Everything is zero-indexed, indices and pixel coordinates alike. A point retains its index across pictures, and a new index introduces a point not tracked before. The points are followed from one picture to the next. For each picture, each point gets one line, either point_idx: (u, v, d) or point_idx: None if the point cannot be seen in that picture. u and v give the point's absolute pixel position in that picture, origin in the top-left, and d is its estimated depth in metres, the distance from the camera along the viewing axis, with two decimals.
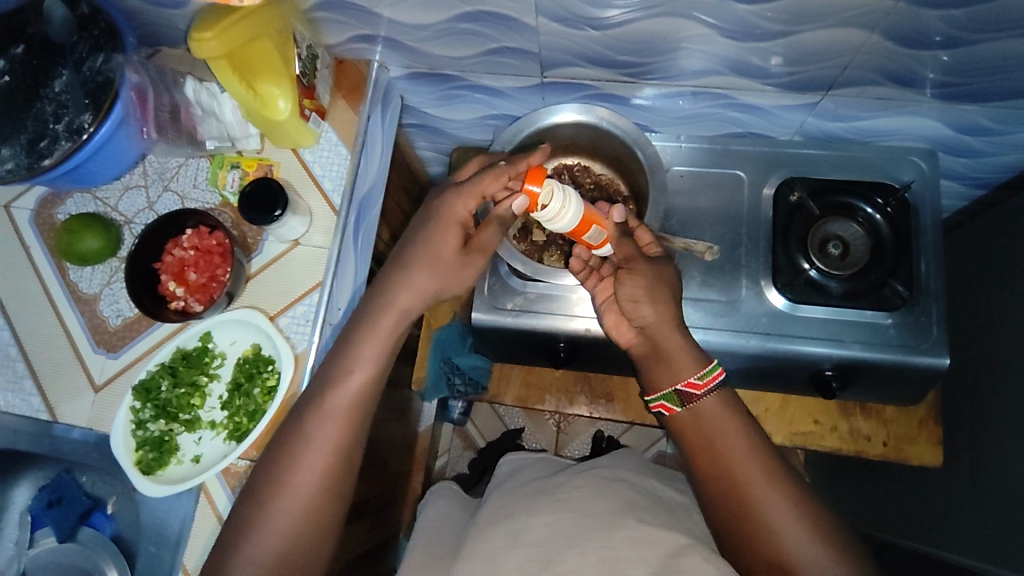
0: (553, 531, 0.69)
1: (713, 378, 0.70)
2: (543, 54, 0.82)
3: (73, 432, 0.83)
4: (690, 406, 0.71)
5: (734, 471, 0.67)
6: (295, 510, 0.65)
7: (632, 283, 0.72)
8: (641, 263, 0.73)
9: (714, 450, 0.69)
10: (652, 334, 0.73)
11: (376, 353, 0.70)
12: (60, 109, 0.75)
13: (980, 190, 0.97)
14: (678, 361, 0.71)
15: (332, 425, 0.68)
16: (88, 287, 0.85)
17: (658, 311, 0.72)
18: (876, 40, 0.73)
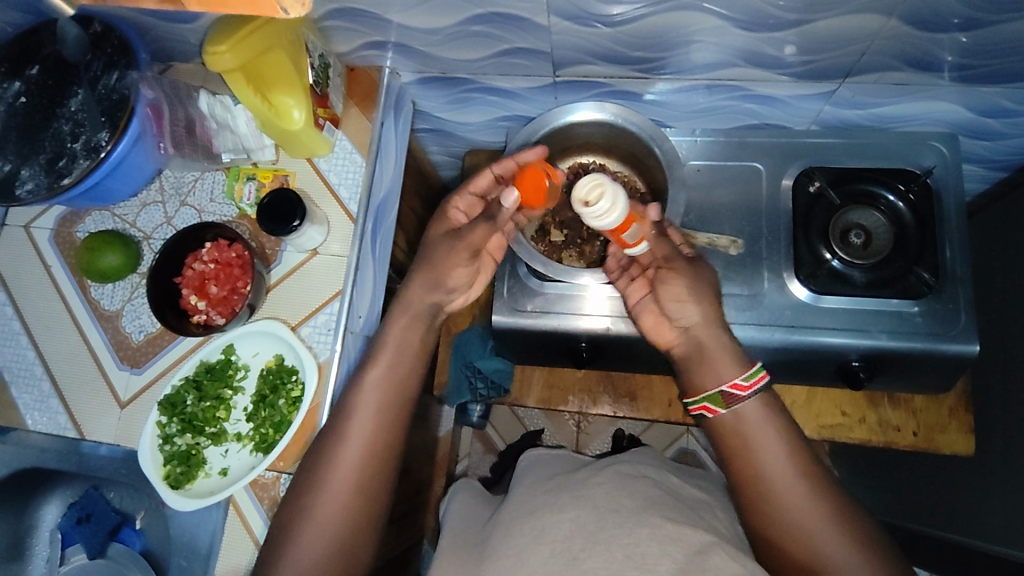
0: (578, 526, 0.68)
1: (758, 380, 0.69)
2: (555, 53, 0.82)
3: (101, 449, 0.83)
4: (734, 407, 0.68)
5: (774, 476, 0.66)
6: (332, 516, 0.65)
7: (675, 282, 0.72)
8: (681, 265, 0.73)
9: (752, 453, 0.67)
10: (696, 335, 0.72)
11: (401, 349, 0.71)
12: (78, 127, 0.75)
13: (1002, 172, 0.96)
14: (720, 360, 0.70)
15: (365, 423, 0.68)
16: (110, 305, 0.85)
17: (701, 311, 0.72)
18: (893, 25, 0.71)
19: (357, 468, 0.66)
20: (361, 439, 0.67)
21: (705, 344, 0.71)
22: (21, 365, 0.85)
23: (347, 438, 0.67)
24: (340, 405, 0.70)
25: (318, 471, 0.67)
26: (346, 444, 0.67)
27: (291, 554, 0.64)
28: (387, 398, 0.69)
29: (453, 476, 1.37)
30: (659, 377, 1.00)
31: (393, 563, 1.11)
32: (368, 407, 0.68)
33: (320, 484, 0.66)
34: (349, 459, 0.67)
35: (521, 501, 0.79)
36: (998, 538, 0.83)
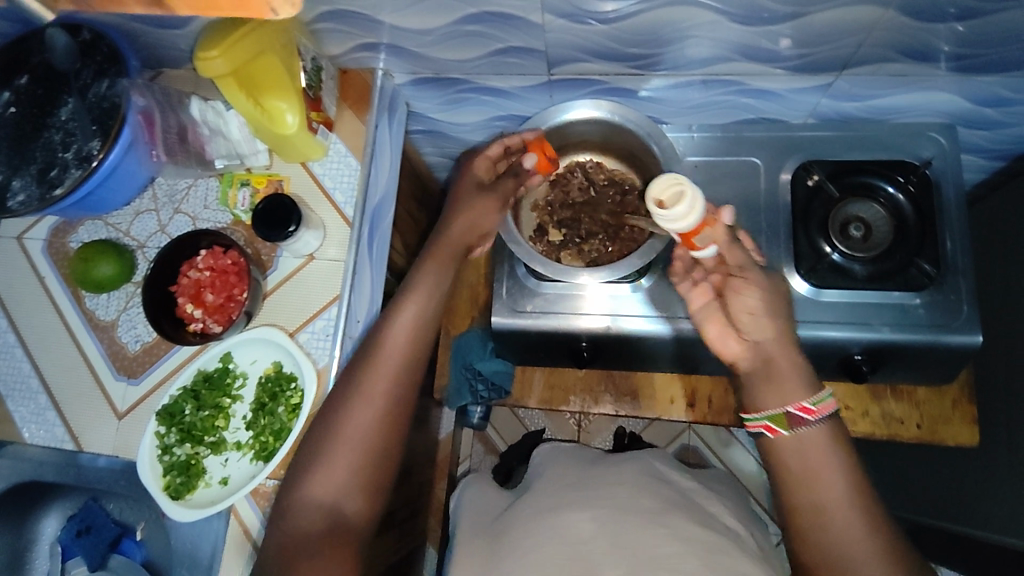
0: (600, 527, 0.69)
1: (827, 407, 0.61)
2: (549, 51, 0.81)
3: (99, 460, 0.82)
4: (797, 431, 0.61)
5: (829, 507, 0.59)
6: (361, 444, 0.64)
7: (750, 292, 0.62)
8: (757, 273, 0.64)
9: (813, 484, 0.60)
10: (767, 350, 0.62)
11: (435, 283, 0.70)
12: (69, 137, 0.74)
13: (1000, 162, 0.96)
14: (787, 381, 0.62)
15: (399, 349, 0.67)
16: (105, 315, 0.84)
17: (776, 322, 0.63)
18: (890, 16, 0.71)
19: (386, 394, 0.65)
20: (391, 365, 0.66)
21: (774, 357, 0.62)
22: (16, 378, 0.84)
23: (379, 365, 0.66)
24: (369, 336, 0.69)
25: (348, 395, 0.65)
26: (377, 368, 0.66)
27: (313, 481, 0.63)
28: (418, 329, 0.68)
29: (455, 478, 1.36)
30: (661, 375, 0.99)
31: (395, 568, 1.10)
32: (399, 334, 0.67)
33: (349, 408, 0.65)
34: (378, 383, 0.65)
35: (538, 497, 0.80)
36: (1006, 528, 0.82)
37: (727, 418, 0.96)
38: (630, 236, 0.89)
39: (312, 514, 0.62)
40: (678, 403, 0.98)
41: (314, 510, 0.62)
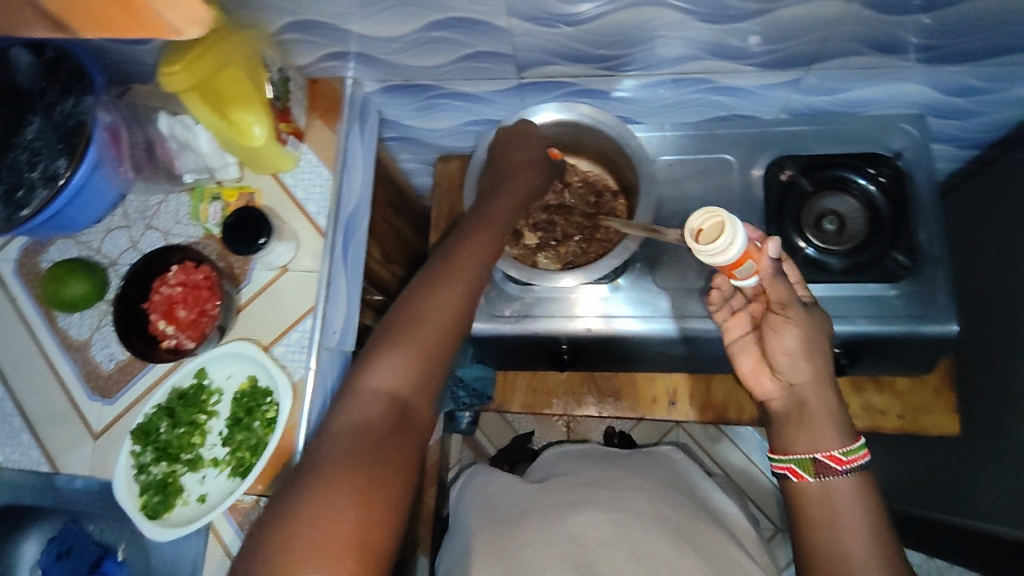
0: (621, 530, 0.73)
1: (858, 458, 0.62)
2: (518, 55, 0.81)
3: (76, 482, 0.81)
4: (825, 480, 0.62)
5: (847, 552, 0.59)
6: (430, 342, 0.61)
7: (788, 334, 0.63)
8: (800, 311, 0.63)
9: (838, 531, 0.61)
10: (801, 393, 0.64)
11: (498, 217, 0.74)
12: (34, 156, 0.73)
13: (972, 150, 0.97)
14: (819, 422, 0.64)
15: (474, 260, 0.68)
16: (78, 334, 0.83)
17: (817, 365, 0.64)
18: (855, 10, 0.71)
19: (460, 297, 0.64)
20: (466, 271, 0.66)
21: (807, 399, 0.64)
22: None
23: (456, 268, 0.66)
24: (439, 252, 0.69)
25: (425, 292, 0.64)
26: (453, 272, 0.66)
27: (378, 371, 0.60)
28: (488, 250, 0.70)
29: (446, 485, 1.36)
30: (643, 375, 0.99)
31: None
32: (474, 249, 0.69)
33: (422, 304, 0.63)
34: (456, 284, 0.65)
35: (555, 488, 0.83)
36: (992, 517, 0.82)
37: (710, 416, 0.96)
38: (606, 236, 0.89)
39: (373, 405, 0.58)
40: (661, 402, 0.98)
41: (376, 400, 0.59)
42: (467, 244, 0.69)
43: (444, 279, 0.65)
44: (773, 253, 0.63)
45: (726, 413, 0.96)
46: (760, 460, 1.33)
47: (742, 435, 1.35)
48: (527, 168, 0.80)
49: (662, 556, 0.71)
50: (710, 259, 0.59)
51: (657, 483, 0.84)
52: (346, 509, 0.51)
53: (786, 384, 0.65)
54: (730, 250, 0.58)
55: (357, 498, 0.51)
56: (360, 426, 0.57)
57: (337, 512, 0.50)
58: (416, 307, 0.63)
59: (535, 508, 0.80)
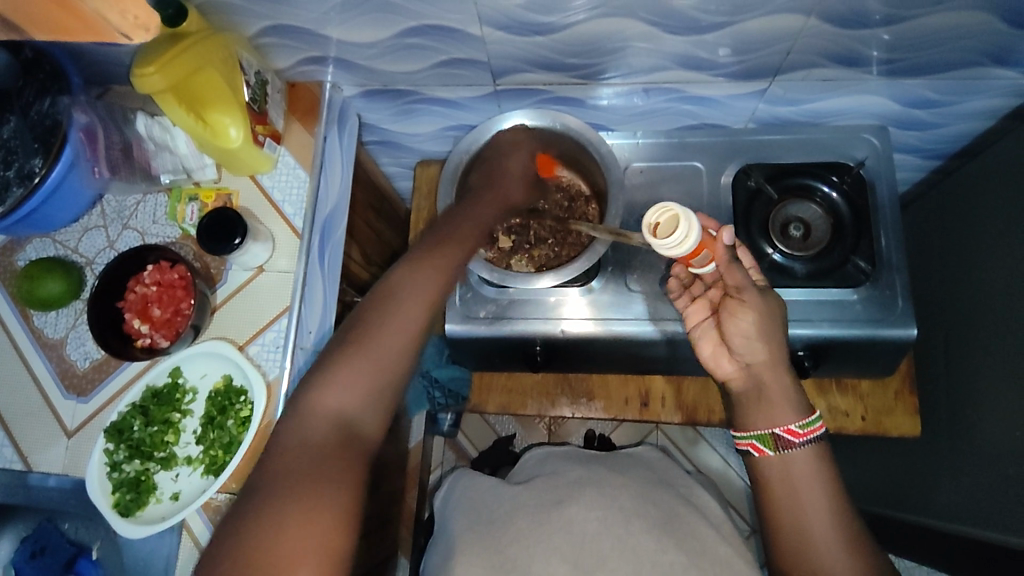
0: (604, 526, 0.75)
1: (814, 431, 0.64)
2: (493, 62, 0.83)
3: (49, 481, 0.81)
4: (784, 452, 0.64)
5: (808, 523, 0.62)
6: (386, 358, 0.60)
7: (744, 318, 0.66)
8: (754, 296, 0.66)
9: (799, 502, 0.63)
10: (759, 374, 0.67)
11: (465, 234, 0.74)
12: (9, 155, 0.75)
13: (936, 160, 1.00)
14: (778, 400, 0.66)
15: (436, 274, 0.66)
16: (54, 333, 0.84)
17: (774, 345, 0.66)
18: (813, 24, 0.74)
19: (420, 314, 0.63)
20: (428, 286, 0.65)
21: (765, 380, 0.66)
22: None
23: (418, 283, 0.64)
24: (402, 264, 0.66)
25: (384, 308, 0.62)
26: (412, 288, 0.64)
27: (330, 389, 0.58)
28: (452, 262, 0.68)
29: (426, 487, 1.37)
30: (614, 376, 1.00)
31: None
32: (439, 261, 0.67)
33: (382, 320, 0.61)
34: (414, 301, 0.63)
35: (541, 487, 0.84)
36: (952, 514, 0.85)
37: (679, 416, 0.97)
38: (577, 241, 0.90)
39: (321, 424, 0.57)
40: (632, 403, 0.99)
41: (328, 418, 0.57)
42: (431, 256, 0.67)
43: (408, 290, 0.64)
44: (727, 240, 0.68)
45: (697, 414, 0.97)
46: (736, 463, 1.35)
47: (718, 436, 1.37)
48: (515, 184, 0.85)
49: (642, 550, 0.73)
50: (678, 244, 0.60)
51: (636, 479, 0.85)
52: (298, 541, 0.50)
53: (745, 363, 0.68)
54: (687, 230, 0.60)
55: (309, 523, 0.51)
56: (311, 444, 0.55)
57: (286, 544, 0.49)
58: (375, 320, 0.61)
59: (512, 509, 0.81)
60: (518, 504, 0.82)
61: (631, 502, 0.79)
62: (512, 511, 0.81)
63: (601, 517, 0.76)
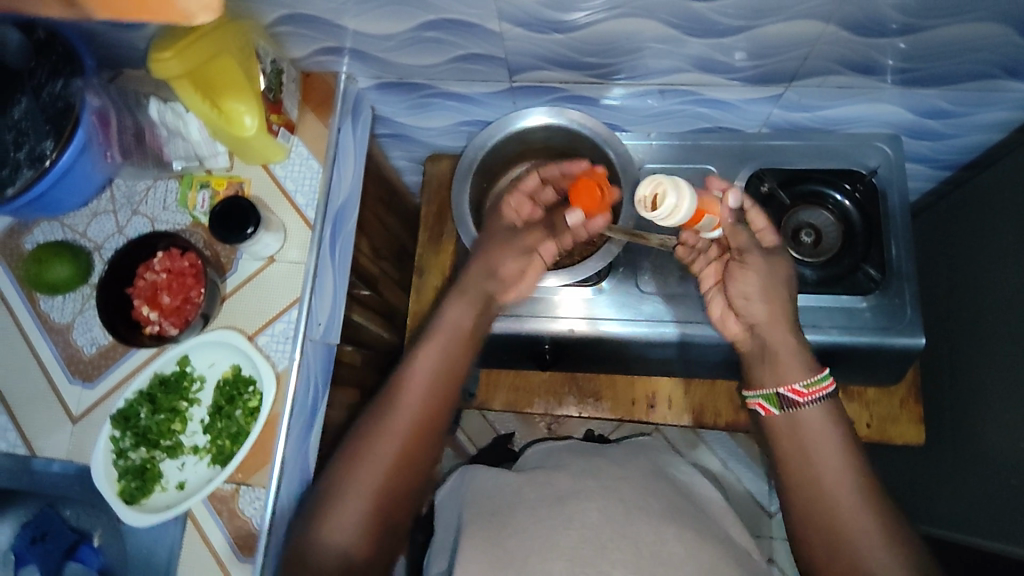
0: (606, 516, 0.73)
1: (821, 388, 0.66)
2: (510, 59, 0.82)
3: (52, 466, 0.80)
4: (791, 411, 0.67)
5: (822, 475, 0.65)
6: (375, 484, 0.65)
7: (745, 279, 0.69)
8: (759, 256, 0.69)
9: (811, 456, 0.66)
10: (761, 334, 0.69)
11: (451, 334, 0.71)
12: (20, 136, 0.74)
13: (946, 171, 1.01)
14: (787, 363, 0.67)
15: (414, 402, 0.68)
16: (60, 317, 0.83)
17: (778, 304, 0.68)
18: (833, 31, 0.74)
19: (400, 447, 0.66)
20: (406, 418, 0.67)
21: (773, 343, 0.68)
22: None
23: (394, 417, 0.67)
24: (386, 388, 0.70)
25: (365, 444, 0.66)
26: (390, 420, 0.67)
27: (331, 523, 0.64)
28: (432, 380, 0.69)
29: None
30: (622, 377, 1.00)
31: None
32: (415, 386, 0.69)
33: (363, 456, 0.66)
34: (393, 435, 0.66)
35: (544, 482, 0.81)
36: (955, 522, 0.87)
37: (686, 417, 0.97)
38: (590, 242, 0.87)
39: (327, 562, 0.62)
40: (639, 404, 0.99)
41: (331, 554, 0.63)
42: (409, 380, 0.69)
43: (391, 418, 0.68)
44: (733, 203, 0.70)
45: (703, 416, 0.97)
46: (734, 465, 1.36)
47: (720, 441, 1.37)
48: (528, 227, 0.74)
49: (642, 538, 0.71)
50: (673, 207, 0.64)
51: (637, 474, 0.84)
52: None
53: (749, 327, 0.70)
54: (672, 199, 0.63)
55: None
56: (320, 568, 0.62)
57: None
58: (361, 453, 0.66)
59: (516, 500, 0.79)
60: (521, 499, 0.79)
61: (632, 496, 0.77)
62: (514, 506, 0.78)
63: (602, 507, 0.74)
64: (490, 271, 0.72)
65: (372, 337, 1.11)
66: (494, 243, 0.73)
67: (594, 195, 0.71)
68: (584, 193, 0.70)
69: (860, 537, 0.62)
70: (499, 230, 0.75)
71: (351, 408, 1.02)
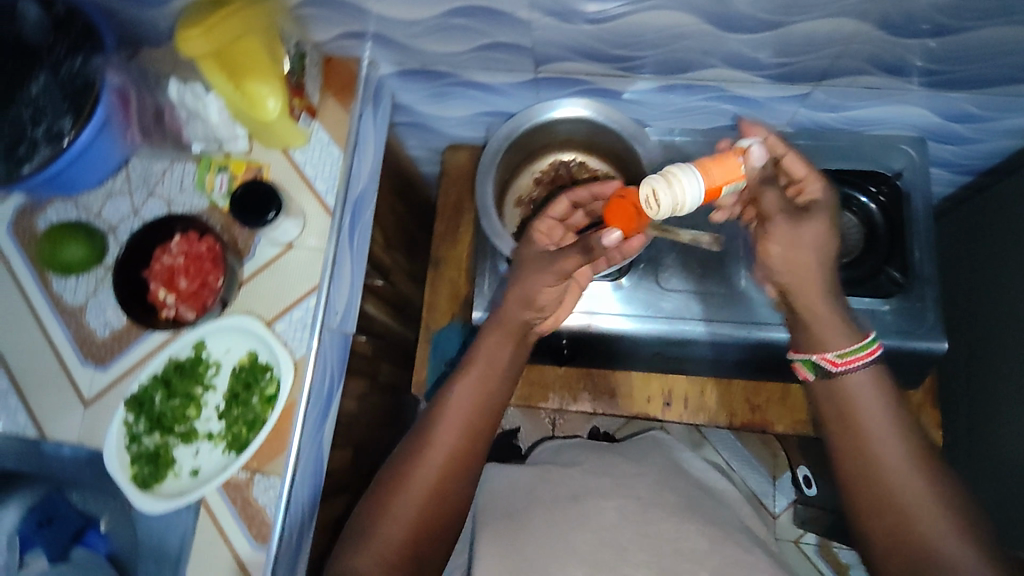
0: (623, 515, 0.71)
1: (863, 355, 0.65)
2: (536, 49, 0.81)
3: (63, 450, 0.79)
4: (832, 379, 0.66)
5: (868, 439, 0.64)
6: (408, 518, 0.64)
7: (772, 247, 0.65)
8: (784, 220, 0.64)
9: (854, 422, 0.65)
10: (796, 300, 0.67)
11: (489, 367, 0.70)
12: (38, 113, 0.72)
13: (967, 176, 1.00)
14: (826, 332, 0.66)
15: (449, 438, 0.67)
16: (73, 299, 0.82)
17: (805, 269, 0.64)
18: (867, 30, 0.73)
19: (433, 485, 0.65)
20: (440, 455, 0.66)
21: (808, 310, 0.66)
22: None
23: (428, 452, 0.66)
24: (421, 422, 0.69)
25: (398, 481, 0.65)
26: (424, 456, 0.66)
27: (361, 557, 0.62)
28: (468, 415, 0.68)
29: None
30: (638, 374, 1.00)
31: None
32: (451, 421, 0.67)
33: (398, 492, 0.64)
34: (426, 472, 0.65)
35: (558, 480, 0.80)
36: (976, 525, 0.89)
37: (702, 416, 0.98)
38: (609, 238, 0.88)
39: None
40: (655, 402, 0.99)
41: None
42: (444, 415, 0.68)
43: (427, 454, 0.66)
44: (757, 161, 0.62)
45: (718, 416, 0.97)
46: (739, 466, 1.35)
47: (725, 441, 1.35)
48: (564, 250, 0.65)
49: (663, 534, 0.69)
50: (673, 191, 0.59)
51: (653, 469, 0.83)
52: None
53: (780, 288, 0.67)
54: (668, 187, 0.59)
55: None
56: None
57: None
58: (394, 486, 0.65)
59: (530, 502, 0.77)
60: (536, 498, 0.77)
61: (648, 492, 0.76)
62: (529, 506, 0.76)
63: (619, 506, 0.73)
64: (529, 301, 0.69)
65: (385, 328, 1.09)
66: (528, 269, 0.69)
67: (630, 210, 0.62)
68: (619, 212, 0.63)
69: (912, 507, 0.61)
70: (533, 255, 0.69)
71: (362, 399, 1.00)
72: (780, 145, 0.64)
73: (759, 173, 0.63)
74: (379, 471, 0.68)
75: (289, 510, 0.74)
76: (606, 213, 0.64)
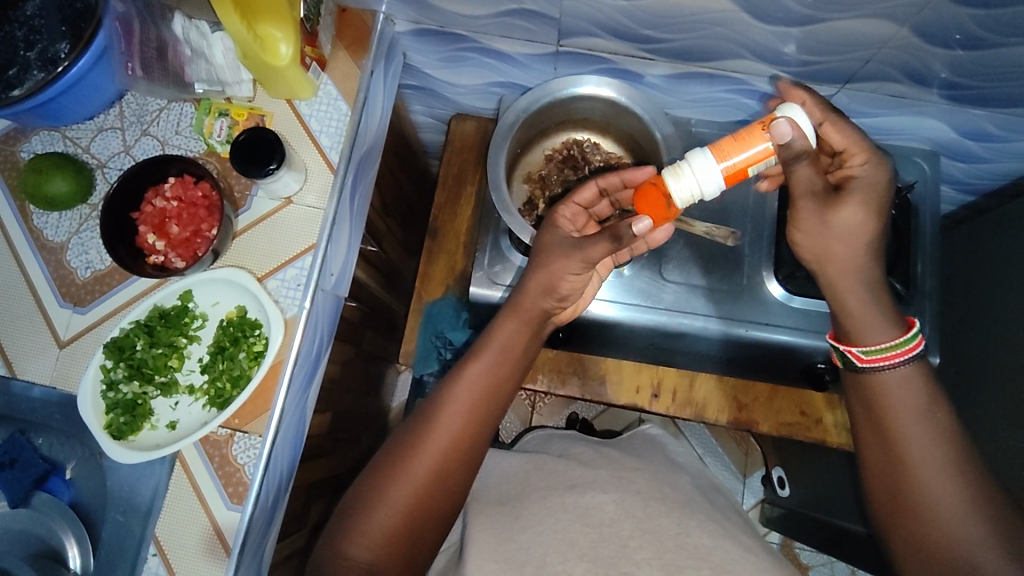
0: (622, 509, 0.69)
1: (906, 351, 0.62)
2: (564, 20, 0.78)
3: (33, 390, 0.76)
4: (867, 377, 0.64)
5: (900, 434, 0.62)
6: (406, 500, 0.62)
7: (800, 232, 0.64)
8: (811, 204, 0.61)
9: (886, 419, 0.63)
10: (828, 287, 0.65)
11: (500, 354, 0.69)
12: (33, 34, 0.69)
13: (971, 196, 1.00)
14: (864, 324, 0.64)
15: (451, 425, 0.65)
16: (54, 236, 0.78)
17: (841, 249, 0.62)
18: (903, 35, 0.71)
19: (431, 471, 0.63)
20: (441, 440, 0.64)
21: (843, 302, 0.64)
22: None
23: (430, 434, 0.64)
24: (428, 402, 0.67)
25: (398, 462, 0.63)
26: (427, 440, 0.64)
27: (356, 537, 0.60)
28: (476, 400, 0.66)
29: None
30: (629, 364, 0.99)
31: None
32: (456, 406, 0.66)
33: (398, 473, 0.63)
34: (426, 456, 0.63)
35: (552, 470, 0.78)
36: None
37: (688, 410, 0.97)
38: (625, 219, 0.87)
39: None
40: (643, 393, 0.98)
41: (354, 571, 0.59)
42: (449, 400, 0.66)
43: (429, 437, 0.64)
44: (783, 137, 0.57)
45: (705, 411, 0.97)
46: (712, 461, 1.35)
47: (699, 436, 1.35)
48: (593, 237, 0.65)
49: (664, 531, 0.67)
50: (687, 177, 0.58)
51: (650, 464, 0.82)
52: None
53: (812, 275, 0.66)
54: (681, 173, 0.59)
55: None
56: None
57: None
58: (392, 466, 0.64)
59: (524, 490, 0.76)
60: (529, 486, 0.77)
61: (648, 487, 0.74)
62: (523, 493, 0.76)
63: (618, 500, 0.70)
64: (551, 287, 0.69)
65: (376, 296, 1.07)
66: (545, 256, 0.69)
67: (657, 199, 0.61)
68: (647, 202, 0.62)
69: (938, 505, 0.59)
70: (556, 240, 0.69)
71: (346, 365, 0.98)
72: (819, 111, 0.64)
73: (790, 149, 0.57)
74: (381, 447, 0.67)
75: (267, 471, 0.72)
76: (638, 205, 0.63)
